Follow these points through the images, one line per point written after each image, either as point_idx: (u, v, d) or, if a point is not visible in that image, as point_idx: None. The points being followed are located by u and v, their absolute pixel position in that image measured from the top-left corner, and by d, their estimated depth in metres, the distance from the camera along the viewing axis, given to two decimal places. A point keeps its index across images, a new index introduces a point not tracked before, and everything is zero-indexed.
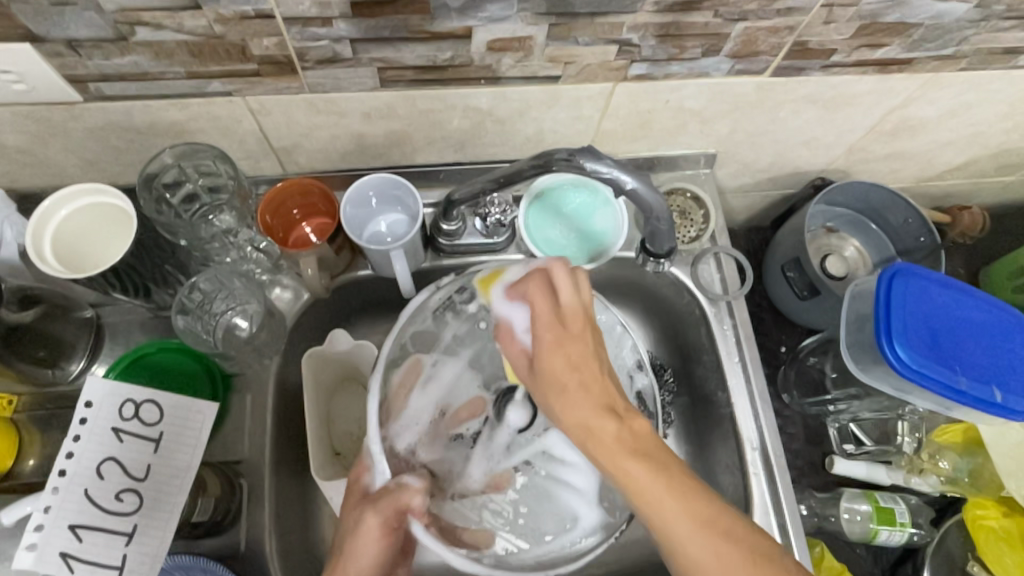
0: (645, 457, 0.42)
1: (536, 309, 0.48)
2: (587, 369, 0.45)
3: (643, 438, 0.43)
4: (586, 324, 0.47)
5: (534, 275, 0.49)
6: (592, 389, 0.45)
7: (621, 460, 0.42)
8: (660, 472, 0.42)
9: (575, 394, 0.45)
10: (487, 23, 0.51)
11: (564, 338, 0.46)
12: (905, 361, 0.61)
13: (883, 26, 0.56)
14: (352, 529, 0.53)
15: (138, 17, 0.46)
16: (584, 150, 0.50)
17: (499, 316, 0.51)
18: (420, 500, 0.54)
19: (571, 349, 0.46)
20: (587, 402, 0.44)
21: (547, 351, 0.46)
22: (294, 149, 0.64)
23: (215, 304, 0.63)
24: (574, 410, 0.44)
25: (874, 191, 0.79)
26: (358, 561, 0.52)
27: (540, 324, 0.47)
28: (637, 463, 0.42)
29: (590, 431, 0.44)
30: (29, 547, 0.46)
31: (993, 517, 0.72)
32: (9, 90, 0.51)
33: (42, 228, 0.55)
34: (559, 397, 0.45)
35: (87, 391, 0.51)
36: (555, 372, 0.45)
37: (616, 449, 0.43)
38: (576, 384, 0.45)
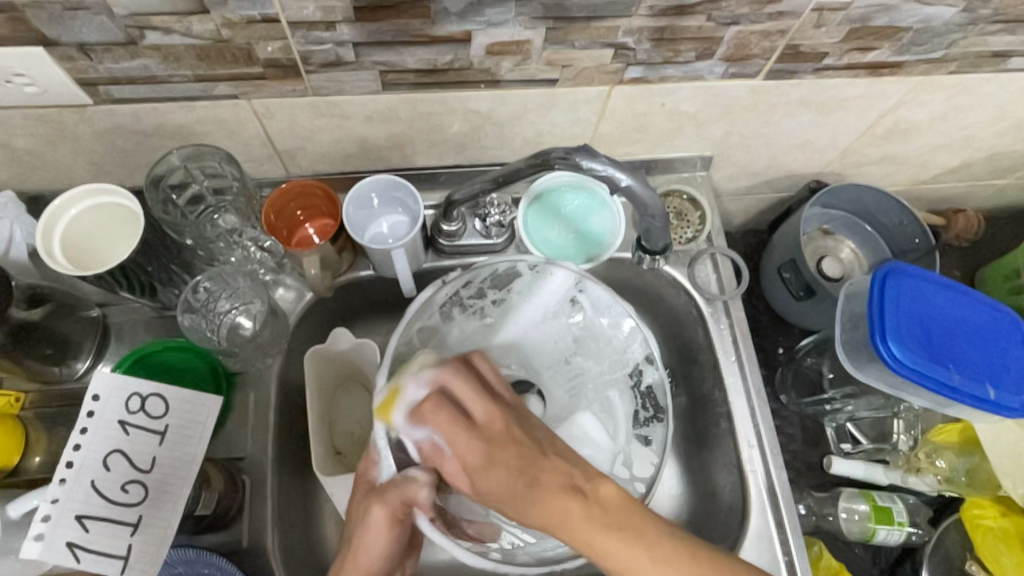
0: (613, 530, 0.42)
1: (452, 432, 0.48)
2: (529, 465, 0.46)
3: (611, 508, 0.43)
4: (505, 420, 0.48)
5: (440, 392, 0.50)
6: (541, 478, 0.45)
7: (591, 534, 0.42)
8: (627, 538, 0.42)
9: (526, 502, 0.45)
10: (486, 27, 0.52)
11: (494, 450, 0.47)
12: (898, 358, 0.62)
13: (873, 30, 0.57)
14: (361, 520, 0.53)
15: (147, 21, 0.48)
16: (579, 148, 0.51)
17: (423, 423, 0.49)
18: (428, 494, 0.53)
19: (503, 459, 0.46)
20: (544, 494, 0.45)
21: (478, 469, 0.47)
22: (298, 152, 0.65)
23: (220, 303, 0.65)
24: (530, 508, 0.45)
25: (868, 193, 0.80)
26: (366, 551, 0.53)
27: (471, 451, 0.47)
28: (606, 538, 0.42)
29: (554, 517, 0.44)
30: (36, 537, 0.48)
31: (991, 517, 0.73)
32: (21, 93, 0.53)
33: (50, 228, 0.56)
34: (515, 507, 0.46)
35: (93, 386, 0.52)
36: (498, 492, 0.46)
37: (586, 527, 0.43)
38: (519, 487, 0.46)
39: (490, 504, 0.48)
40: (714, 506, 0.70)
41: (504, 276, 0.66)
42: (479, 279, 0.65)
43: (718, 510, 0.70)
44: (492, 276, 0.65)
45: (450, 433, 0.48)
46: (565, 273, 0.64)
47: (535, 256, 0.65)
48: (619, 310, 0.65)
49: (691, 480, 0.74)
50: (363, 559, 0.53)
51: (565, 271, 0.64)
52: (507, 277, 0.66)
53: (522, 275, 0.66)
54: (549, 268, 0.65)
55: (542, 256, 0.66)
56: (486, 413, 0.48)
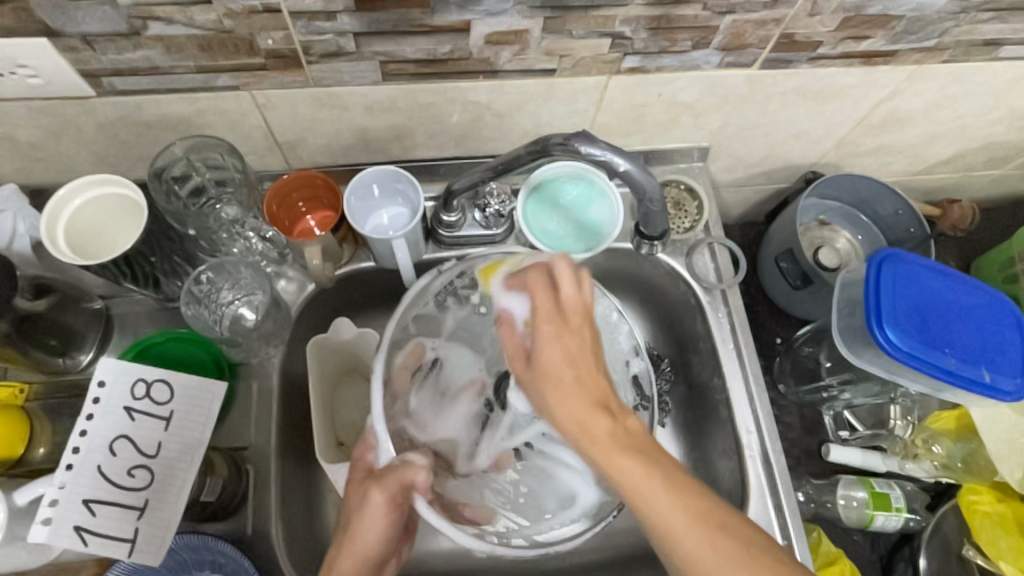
0: (638, 456, 0.45)
1: (542, 293, 0.50)
2: (582, 362, 0.48)
3: (637, 438, 0.46)
4: (585, 318, 0.50)
5: (538, 268, 0.51)
6: (586, 382, 0.47)
7: (612, 453, 0.45)
8: (649, 465, 0.44)
9: (561, 387, 0.47)
10: (486, 17, 0.53)
11: (564, 332, 0.48)
12: (896, 343, 0.63)
13: (866, 18, 0.58)
14: (358, 505, 0.55)
15: (150, 11, 0.48)
16: (578, 135, 0.52)
17: (519, 288, 0.53)
18: (426, 477, 0.56)
19: (568, 341, 0.48)
20: (576, 400, 0.47)
21: (544, 339, 0.49)
22: (299, 144, 0.66)
23: (222, 293, 0.66)
24: (565, 403, 0.47)
25: (863, 183, 0.81)
26: (364, 536, 0.55)
27: (538, 317, 0.49)
28: (627, 458, 0.45)
29: (582, 425, 0.46)
30: (44, 522, 0.48)
31: (987, 502, 0.73)
32: (25, 85, 0.53)
33: (55, 216, 0.56)
34: (548, 393, 0.48)
35: (99, 372, 0.53)
36: (550, 360, 0.48)
37: (608, 444, 0.45)
38: (569, 374, 0.48)
39: (534, 366, 0.49)
40: (714, 492, 0.71)
41: None
42: (473, 270, 0.65)
43: (718, 496, 0.70)
44: None
45: (530, 313, 0.50)
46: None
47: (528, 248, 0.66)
48: (610, 303, 0.67)
49: (690, 468, 0.74)
50: (361, 545, 0.54)
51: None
52: None
53: None
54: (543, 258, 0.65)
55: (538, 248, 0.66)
56: (575, 304, 0.50)
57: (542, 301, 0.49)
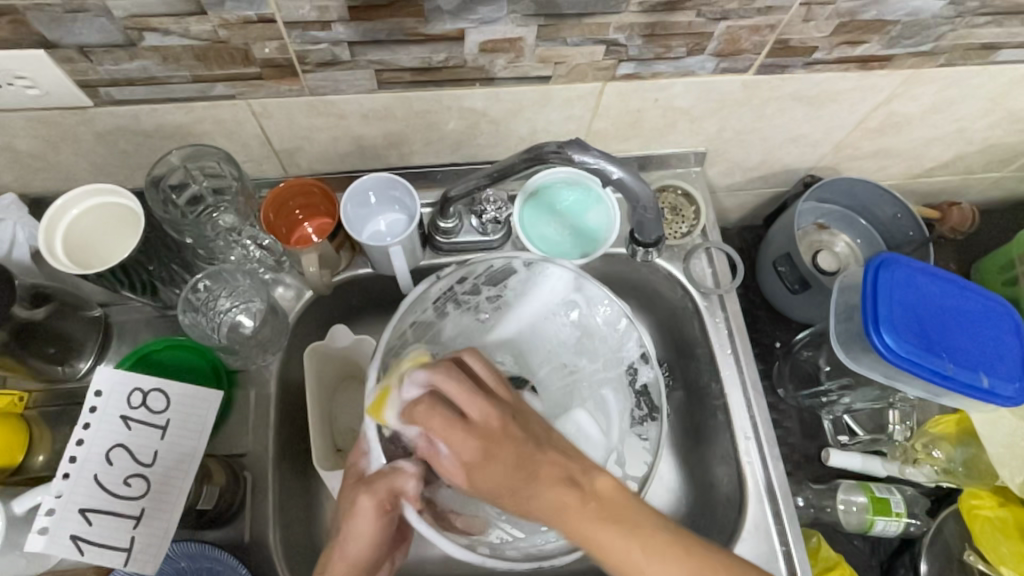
0: (612, 524, 0.40)
1: (448, 432, 0.44)
2: (528, 459, 0.43)
3: (609, 501, 0.41)
4: (503, 418, 0.44)
5: (444, 362, 0.48)
6: (541, 469, 0.42)
7: (590, 528, 0.40)
8: (630, 531, 0.40)
9: (519, 481, 0.42)
10: (480, 25, 0.53)
11: (489, 446, 0.43)
12: (893, 348, 0.63)
13: (861, 23, 0.58)
14: (348, 510, 0.53)
15: (146, 22, 0.48)
16: (572, 142, 0.52)
17: (421, 423, 0.46)
18: (415, 484, 0.54)
19: (500, 451, 0.43)
20: (539, 487, 0.42)
21: (475, 460, 0.43)
22: (296, 151, 0.66)
23: (220, 301, 0.66)
24: (532, 496, 0.42)
25: (861, 186, 0.81)
26: (354, 542, 0.53)
27: (461, 412, 0.45)
28: (605, 532, 0.40)
29: (553, 510, 0.41)
30: (40, 530, 0.49)
31: (989, 507, 0.73)
32: (23, 95, 0.54)
33: (53, 228, 0.57)
34: (506, 489, 0.43)
35: (97, 381, 0.53)
36: (494, 481, 0.43)
37: (588, 519, 0.41)
38: (506, 474, 0.42)
39: (477, 488, 0.44)
40: (710, 497, 0.71)
41: (499, 273, 0.66)
42: (475, 276, 0.66)
43: (714, 501, 0.70)
44: (487, 273, 0.66)
45: (460, 400, 0.45)
46: (562, 269, 0.65)
47: (527, 254, 0.66)
48: (613, 311, 0.66)
49: (689, 474, 0.74)
50: (351, 553, 0.52)
51: (564, 269, 0.65)
52: (502, 274, 0.66)
53: (516, 271, 0.67)
54: (545, 265, 0.66)
55: (537, 253, 0.67)
56: (490, 379, 0.47)
57: (472, 409, 0.44)
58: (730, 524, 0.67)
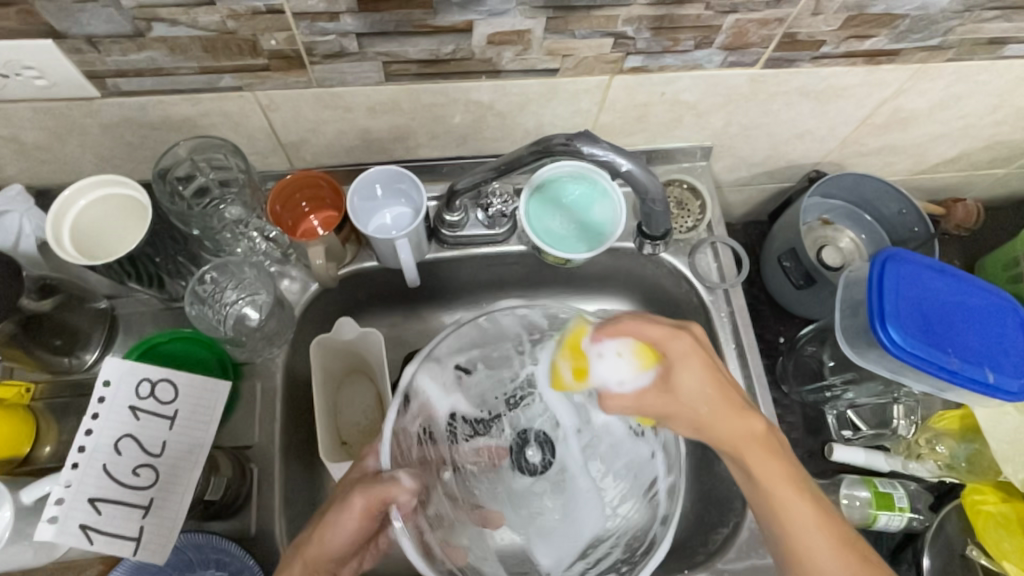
0: (784, 473, 0.51)
1: (653, 335, 0.52)
2: (718, 388, 0.52)
3: (782, 453, 0.52)
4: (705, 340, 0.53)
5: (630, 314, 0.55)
6: (726, 414, 0.52)
7: (764, 461, 0.51)
8: (792, 466, 0.52)
9: (717, 419, 0.51)
10: (488, 17, 0.53)
11: (688, 356, 0.52)
12: (899, 343, 0.63)
13: (870, 17, 0.58)
14: (339, 505, 0.52)
15: (154, 13, 0.48)
16: (580, 135, 0.52)
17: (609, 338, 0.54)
18: (409, 497, 0.52)
19: (705, 362, 0.52)
20: (728, 420, 0.51)
21: (681, 365, 0.52)
22: (302, 144, 0.66)
23: (227, 293, 0.66)
24: (718, 424, 0.52)
25: (866, 183, 0.81)
26: (334, 535, 0.52)
27: (663, 346, 0.52)
28: (777, 477, 0.51)
29: (737, 447, 0.51)
30: (50, 520, 0.49)
31: (991, 502, 0.73)
32: (30, 86, 0.54)
33: (60, 217, 0.57)
34: (693, 415, 0.52)
35: (104, 371, 0.53)
36: (686, 395, 0.52)
37: (760, 451, 0.51)
38: (714, 393, 0.52)
39: (677, 398, 0.52)
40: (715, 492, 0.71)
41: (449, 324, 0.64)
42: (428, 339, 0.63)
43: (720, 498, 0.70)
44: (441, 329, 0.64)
45: (642, 340, 0.53)
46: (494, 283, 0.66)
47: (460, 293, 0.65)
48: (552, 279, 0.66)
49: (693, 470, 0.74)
50: (329, 540, 0.52)
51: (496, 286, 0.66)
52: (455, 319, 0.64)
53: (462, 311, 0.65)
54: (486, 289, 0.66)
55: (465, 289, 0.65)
56: (675, 325, 0.53)
57: (674, 346, 0.52)
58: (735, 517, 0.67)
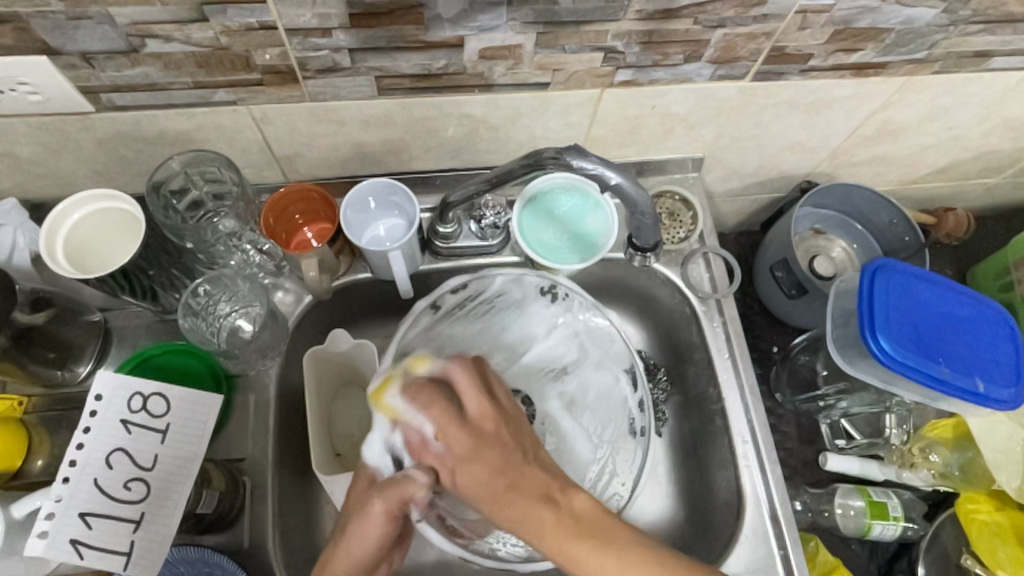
0: (587, 540, 0.45)
1: (445, 423, 0.51)
2: (514, 471, 0.48)
3: (585, 520, 0.46)
4: (499, 422, 0.51)
5: (436, 385, 0.53)
6: (521, 482, 0.48)
7: (564, 540, 0.45)
8: (602, 547, 0.44)
9: (505, 504, 0.47)
10: (479, 33, 0.53)
11: (483, 440, 0.49)
12: (890, 353, 0.63)
13: (856, 31, 0.58)
14: (356, 516, 0.52)
15: (148, 30, 0.49)
16: (570, 148, 0.53)
17: (421, 409, 0.52)
18: (427, 493, 0.53)
19: (487, 458, 0.49)
20: (522, 501, 0.47)
21: (465, 460, 0.49)
22: (296, 157, 0.66)
23: (220, 306, 0.66)
24: (512, 518, 0.47)
25: (856, 192, 0.82)
26: (360, 542, 0.52)
27: (455, 440, 0.50)
28: (581, 548, 0.44)
29: (526, 521, 0.46)
30: (40, 535, 0.49)
31: (986, 511, 0.74)
32: (25, 101, 0.54)
33: (54, 231, 0.57)
34: (491, 500, 0.48)
35: (97, 385, 0.54)
36: (474, 484, 0.49)
37: (558, 534, 0.45)
38: (503, 485, 0.48)
39: (466, 493, 0.50)
40: (708, 503, 0.71)
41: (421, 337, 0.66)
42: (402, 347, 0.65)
43: (713, 507, 0.70)
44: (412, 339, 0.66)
45: (445, 429, 0.51)
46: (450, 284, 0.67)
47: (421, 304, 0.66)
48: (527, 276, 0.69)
49: (686, 479, 0.75)
50: (354, 551, 0.52)
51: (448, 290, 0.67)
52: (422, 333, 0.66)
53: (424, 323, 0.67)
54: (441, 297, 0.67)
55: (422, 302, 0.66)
56: (479, 411, 0.51)
57: (455, 437, 0.50)
58: (728, 527, 0.67)
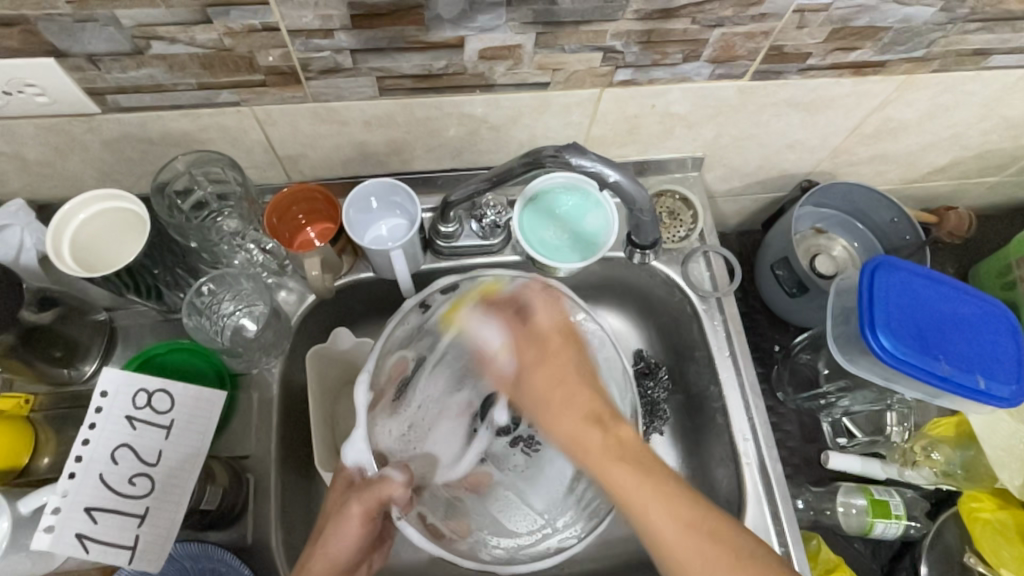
0: (632, 467, 0.50)
1: (513, 330, 0.61)
2: (565, 379, 0.57)
3: (629, 448, 0.52)
4: (563, 338, 0.60)
5: (514, 305, 0.62)
6: (577, 401, 0.55)
7: (609, 466, 0.51)
8: (646, 479, 0.49)
9: (556, 404, 0.56)
10: (480, 33, 0.54)
11: (546, 356, 0.58)
12: (889, 350, 0.63)
13: (855, 30, 0.59)
14: (336, 514, 0.56)
15: (153, 31, 0.50)
16: (569, 146, 0.54)
17: (487, 320, 0.63)
18: (403, 492, 0.58)
19: (555, 364, 0.58)
20: (575, 412, 0.55)
21: (530, 366, 0.59)
22: (299, 158, 0.67)
23: (224, 304, 0.67)
24: (560, 417, 0.55)
25: (857, 191, 0.82)
26: (337, 543, 0.55)
27: (522, 352, 0.60)
28: (625, 476, 0.50)
29: (575, 439, 0.54)
30: (47, 529, 0.49)
31: (989, 509, 0.74)
32: (32, 103, 0.55)
33: (60, 230, 0.58)
34: (545, 405, 0.57)
35: (102, 382, 0.54)
36: (537, 387, 0.57)
37: (603, 455, 0.52)
38: (557, 396, 0.56)
39: (529, 393, 0.58)
40: (711, 501, 0.71)
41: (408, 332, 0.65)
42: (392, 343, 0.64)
43: (715, 504, 0.71)
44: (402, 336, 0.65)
45: (512, 347, 0.61)
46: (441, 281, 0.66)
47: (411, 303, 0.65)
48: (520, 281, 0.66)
49: (688, 478, 0.75)
50: (335, 551, 0.55)
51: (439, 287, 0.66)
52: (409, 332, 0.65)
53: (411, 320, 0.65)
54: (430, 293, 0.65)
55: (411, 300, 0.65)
56: (552, 326, 0.60)
57: (524, 351, 0.60)
58: None
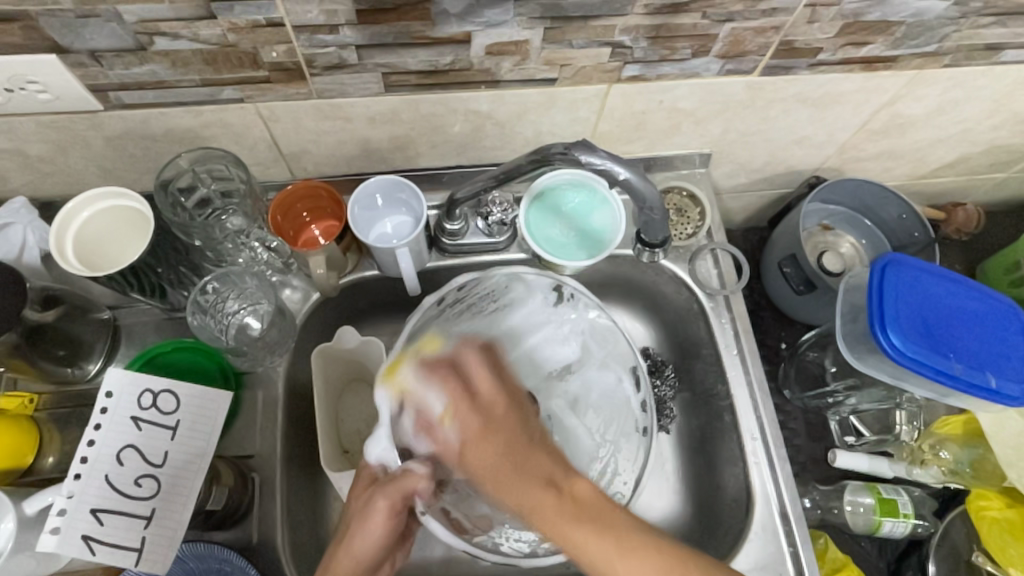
0: (589, 525, 0.42)
1: (456, 403, 0.48)
2: (518, 449, 0.45)
3: (586, 506, 0.43)
4: (510, 405, 0.47)
5: (447, 364, 0.50)
6: (525, 465, 0.44)
7: (563, 527, 0.42)
8: (603, 532, 0.41)
9: (509, 474, 0.44)
10: (486, 28, 0.53)
11: (494, 422, 0.46)
12: (901, 349, 0.63)
13: (866, 25, 0.58)
14: (362, 511, 0.55)
15: (156, 27, 0.49)
16: (578, 143, 0.53)
17: (432, 381, 0.50)
18: (427, 485, 0.56)
19: (499, 436, 0.45)
20: (523, 482, 0.43)
21: (474, 439, 0.46)
22: (303, 154, 0.67)
23: (228, 303, 0.66)
24: (510, 490, 0.43)
25: (865, 187, 0.81)
26: (365, 540, 0.54)
27: (462, 416, 0.47)
28: (582, 532, 0.41)
29: (526, 508, 0.43)
30: (52, 530, 0.49)
31: (996, 508, 0.72)
32: (34, 100, 0.54)
33: (64, 229, 0.57)
34: (495, 477, 0.44)
35: (106, 383, 0.54)
36: (481, 461, 0.45)
37: (559, 519, 0.42)
38: (507, 468, 0.44)
39: (471, 470, 0.46)
40: (716, 499, 0.71)
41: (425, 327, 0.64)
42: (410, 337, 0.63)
43: (721, 503, 0.70)
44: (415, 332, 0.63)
45: (454, 410, 0.47)
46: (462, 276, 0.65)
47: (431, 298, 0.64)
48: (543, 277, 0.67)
49: (692, 476, 0.74)
50: (358, 548, 0.53)
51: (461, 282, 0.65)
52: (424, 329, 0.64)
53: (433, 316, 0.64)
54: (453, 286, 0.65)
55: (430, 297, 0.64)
56: (495, 388, 0.48)
57: (466, 415, 0.47)
58: (737, 524, 0.67)
